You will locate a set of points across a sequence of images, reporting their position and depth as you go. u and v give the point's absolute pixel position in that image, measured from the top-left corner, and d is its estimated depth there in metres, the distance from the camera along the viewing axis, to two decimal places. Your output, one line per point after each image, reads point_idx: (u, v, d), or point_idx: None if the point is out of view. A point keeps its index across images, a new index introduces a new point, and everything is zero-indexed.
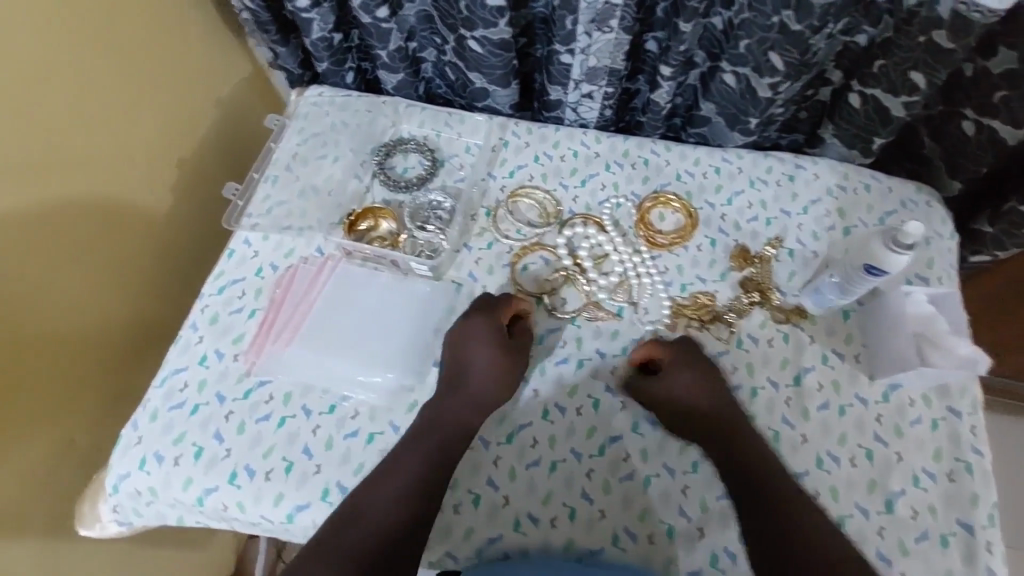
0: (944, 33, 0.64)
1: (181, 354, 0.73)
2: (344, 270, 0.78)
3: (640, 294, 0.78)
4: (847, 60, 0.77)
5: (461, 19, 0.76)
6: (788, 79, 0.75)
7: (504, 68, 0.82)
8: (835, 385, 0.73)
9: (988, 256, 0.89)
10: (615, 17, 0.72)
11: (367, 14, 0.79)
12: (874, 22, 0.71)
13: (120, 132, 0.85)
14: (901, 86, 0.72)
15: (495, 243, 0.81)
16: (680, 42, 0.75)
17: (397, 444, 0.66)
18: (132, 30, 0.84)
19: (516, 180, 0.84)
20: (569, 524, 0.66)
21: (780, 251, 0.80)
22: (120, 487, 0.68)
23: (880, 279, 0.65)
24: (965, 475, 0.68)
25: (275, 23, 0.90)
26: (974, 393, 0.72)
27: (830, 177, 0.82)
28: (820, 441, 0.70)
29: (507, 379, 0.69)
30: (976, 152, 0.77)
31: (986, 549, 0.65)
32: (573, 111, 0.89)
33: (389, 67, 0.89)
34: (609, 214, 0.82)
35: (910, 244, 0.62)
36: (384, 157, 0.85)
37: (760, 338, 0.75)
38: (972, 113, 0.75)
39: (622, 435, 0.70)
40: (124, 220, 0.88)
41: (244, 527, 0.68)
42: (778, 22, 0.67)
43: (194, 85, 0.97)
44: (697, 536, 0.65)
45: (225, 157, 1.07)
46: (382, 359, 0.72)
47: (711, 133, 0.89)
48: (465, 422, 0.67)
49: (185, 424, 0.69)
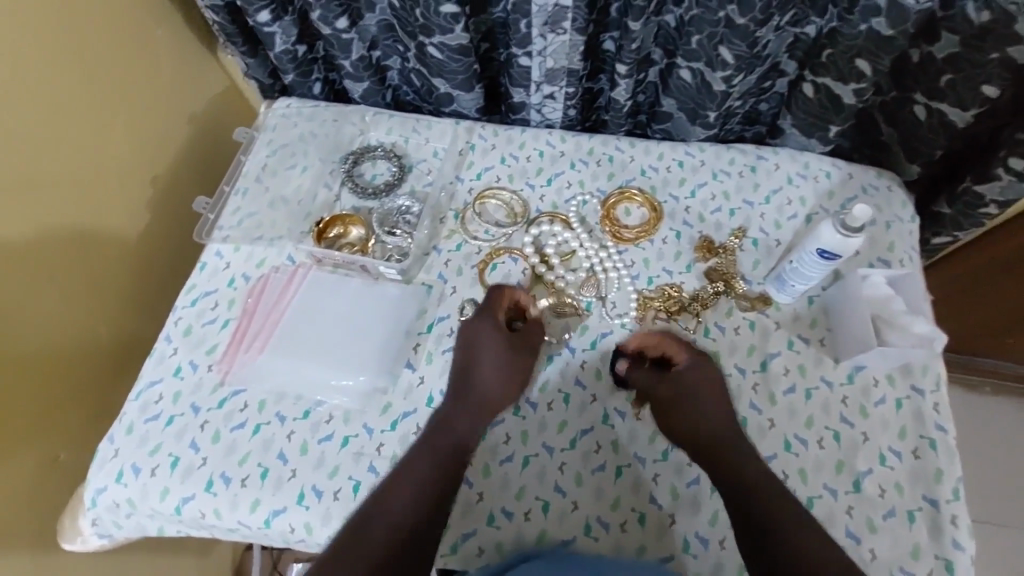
0: (883, 20, 0.67)
1: (156, 366, 0.74)
2: (315, 277, 0.79)
3: (608, 288, 0.79)
4: (800, 52, 0.79)
5: (419, 26, 0.78)
6: (740, 72, 0.76)
7: (465, 73, 0.84)
8: (801, 369, 0.73)
9: (950, 237, 0.91)
10: (567, 19, 0.74)
11: (327, 26, 0.82)
12: (820, 12, 0.73)
13: (94, 150, 0.86)
14: (849, 73, 0.75)
15: (464, 245, 0.82)
16: (633, 40, 0.77)
17: (417, 441, 0.66)
18: (102, 50, 0.85)
19: (483, 182, 0.85)
20: (542, 517, 0.67)
21: (744, 241, 0.81)
22: (98, 500, 0.68)
23: (832, 261, 0.67)
24: (930, 451, 0.68)
25: (243, 33, 0.91)
26: (937, 370, 0.72)
27: (790, 167, 0.83)
28: (787, 425, 0.70)
29: (510, 386, 0.69)
30: (929, 135, 0.79)
31: (952, 524, 0.64)
32: (538, 112, 0.91)
33: (354, 77, 0.92)
34: (576, 211, 0.84)
35: (859, 227, 0.64)
36: (353, 166, 0.87)
37: (727, 327, 0.76)
38: (922, 98, 0.76)
39: (592, 428, 0.71)
40: (101, 237, 0.89)
41: (223, 535, 0.69)
42: (724, 17, 0.69)
43: (167, 103, 0.98)
44: (669, 522, 0.66)
45: (201, 172, 1.09)
46: (353, 363, 0.73)
47: (674, 128, 0.91)
48: (469, 426, 0.66)
49: (161, 436, 0.70)
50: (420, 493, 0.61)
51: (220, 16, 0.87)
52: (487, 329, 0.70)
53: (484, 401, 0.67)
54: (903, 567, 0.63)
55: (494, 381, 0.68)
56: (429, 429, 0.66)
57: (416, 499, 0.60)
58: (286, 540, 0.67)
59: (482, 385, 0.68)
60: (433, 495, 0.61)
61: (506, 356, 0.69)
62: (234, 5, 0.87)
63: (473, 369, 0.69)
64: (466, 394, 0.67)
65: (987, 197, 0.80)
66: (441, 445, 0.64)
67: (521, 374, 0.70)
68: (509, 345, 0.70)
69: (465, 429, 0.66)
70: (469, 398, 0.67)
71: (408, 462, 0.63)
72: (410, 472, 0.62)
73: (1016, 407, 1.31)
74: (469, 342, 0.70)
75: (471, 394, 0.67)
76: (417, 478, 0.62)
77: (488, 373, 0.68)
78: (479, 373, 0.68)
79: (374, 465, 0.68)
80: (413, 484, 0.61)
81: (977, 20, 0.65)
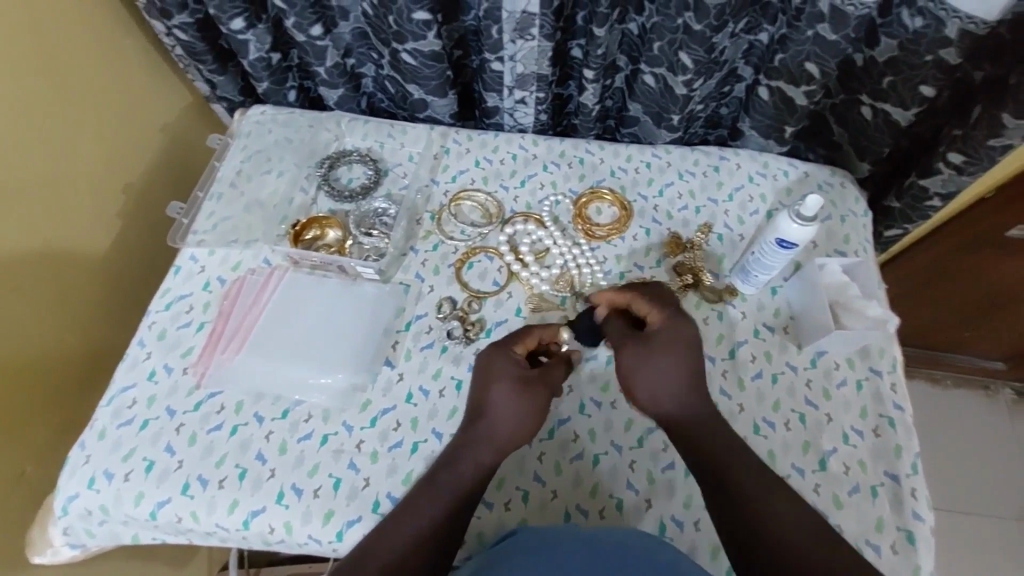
0: (827, 25, 0.72)
1: (129, 371, 0.73)
2: (292, 278, 0.80)
3: (581, 284, 0.82)
4: (755, 57, 0.84)
5: (392, 33, 0.80)
6: (700, 76, 0.80)
7: (439, 79, 0.87)
8: (767, 355, 0.76)
9: (901, 230, 0.97)
10: (534, 26, 0.78)
11: (301, 33, 0.84)
12: (771, 20, 0.79)
13: (64, 157, 0.86)
14: (800, 77, 0.79)
15: (440, 245, 0.83)
16: (597, 46, 0.81)
17: (427, 473, 0.65)
18: (72, 58, 0.85)
19: (458, 184, 0.87)
20: (522, 506, 0.68)
21: (710, 237, 0.84)
22: (70, 508, 0.67)
23: (790, 250, 0.71)
24: (889, 429, 0.71)
25: (212, 52, 0.93)
26: (893, 353, 0.76)
27: (751, 166, 0.87)
28: (755, 410, 0.73)
29: (521, 428, 0.65)
30: (876, 133, 0.85)
31: (912, 496, 0.68)
32: (511, 116, 0.94)
33: (329, 83, 0.94)
34: (549, 210, 0.86)
35: (812, 216, 0.68)
36: (329, 169, 0.88)
37: (696, 318, 0.79)
38: (867, 100, 0.82)
39: (569, 418, 0.72)
40: (70, 245, 0.88)
41: (200, 539, 0.68)
42: (682, 24, 0.74)
43: (138, 111, 0.98)
44: (645, 507, 0.68)
45: (174, 177, 1.08)
46: (332, 362, 0.74)
47: (641, 132, 0.94)
48: (478, 467, 0.63)
49: (134, 440, 0.69)
50: (422, 532, 0.59)
51: (189, 36, 0.88)
52: (502, 360, 0.67)
53: (491, 440, 0.64)
54: (870, 541, 0.66)
55: (505, 417, 0.64)
56: (439, 464, 0.64)
57: (416, 539, 0.59)
58: (265, 542, 0.67)
59: (492, 421, 0.64)
60: (435, 537, 0.59)
61: (521, 391, 0.65)
62: (204, 21, 0.88)
63: (485, 401, 0.66)
64: (475, 430, 0.65)
65: (930, 190, 0.85)
66: (447, 483, 0.62)
67: (536, 410, 0.66)
68: (523, 380, 0.66)
69: (471, 471, 0.63)
70: (479, 433, 0.64)
71: (414, 497, 0.62)
72: (416, 508, 0.61)
73: (972, 395, 1.38)
74: (488, 370, 0.68)
75: (478, 430, 0.64)
76: (422, 516, 0.60)
77: (499, 408, 0.65)
78: (490, 407, 0.65)
79: (354, 461, 0.68)
80: (416, 520, 0.60)
81: (912, 26, 0.71)
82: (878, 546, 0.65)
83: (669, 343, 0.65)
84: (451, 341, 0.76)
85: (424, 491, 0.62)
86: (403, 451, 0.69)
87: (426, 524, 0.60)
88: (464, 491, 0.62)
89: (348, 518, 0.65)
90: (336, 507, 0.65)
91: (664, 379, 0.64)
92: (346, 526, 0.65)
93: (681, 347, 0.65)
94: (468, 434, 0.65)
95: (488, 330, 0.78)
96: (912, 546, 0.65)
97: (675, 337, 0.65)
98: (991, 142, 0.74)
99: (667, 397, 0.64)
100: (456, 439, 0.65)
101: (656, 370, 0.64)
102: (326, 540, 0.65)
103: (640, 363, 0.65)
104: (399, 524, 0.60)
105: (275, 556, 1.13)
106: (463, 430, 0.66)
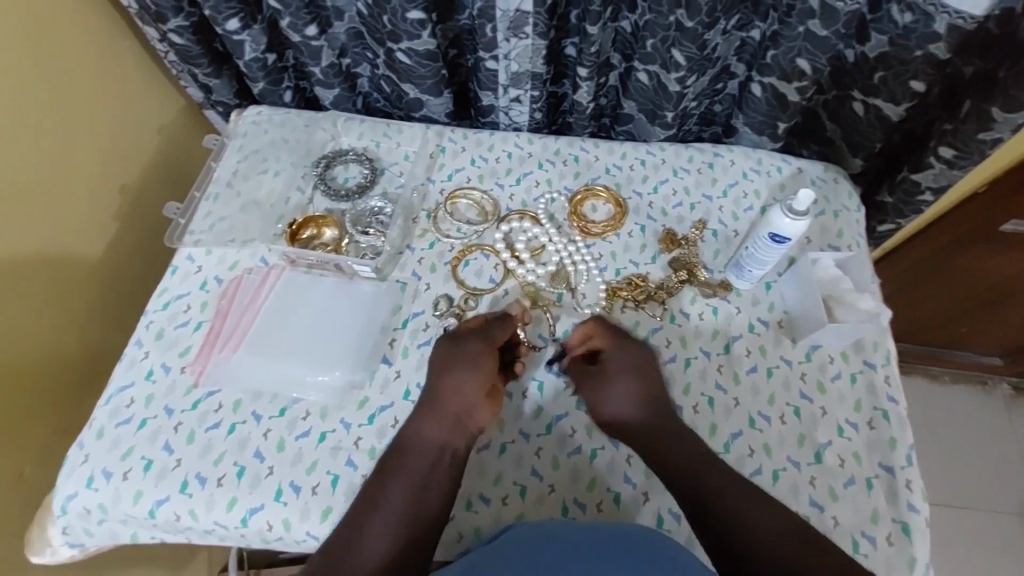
0: (817, 21, 0.73)
1: (127, 370, 0.74)
2: (289, 277, 0.80)
3: (577, 280, 0.83)
4: (747, 54, 0.85)
5: (387, 32, 0.81)
6: (692, 73, 0.81)
7: (434, 78, 0.87)
8: (761, 350, 0.77)
9: (894, 225, 0.97)
10: (528, 24, 0.78)
11: (297, 33, 0.84)
12: (763, 17, 0.79)
13: (62, 160, 0.86)
14: (792, 73, 0.80)
15: (437, 243, 0.84)
16: (591, 44, 0.81)
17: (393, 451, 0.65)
18: (69, 61, 0.86)
19: (454, 183, 0.88)
20: (519, 501, 0.68)
21: (705, 233, 0.85)
22: (69, 507, 0.67)
23: (784, 245, 0.71)
24: (883, 421, 0.72)
25: (207, 55, 0.93)
26: (887, 346, 0.76)
27: (745, 163, 0.88)
28: (751, 403, 0.73)
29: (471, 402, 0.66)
30: (868, 129, 0.85)
31: (907, 487, 0.68)
32: (506, 115, 0.94)
33: (324, 83, 0.94)
34: (544, 208, 0.87)
35: (804, 211, 0.68)
36: (325, 169, 0.88)
37: (692, 313, 0.79)
38: (859, 96, 0.83)
39: (566, 413, 0.73)
40: (67, 247, 0.88)
41: (198, 537, 0.68)
42: (674, 21, 0.74)
43: (135, 113, 0.99)
44: (643, 500, 0.68)
45: (170, 178, 1.08)
46: (329, 360, 0.74)
47: (635, 130, 0.95)
48: (438, 449, 0.63)
49: (133, 439, 0.69)
50: (399, 523, 0.59)
51: (185, 39, 0.88)
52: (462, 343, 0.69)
53: (449, 422, 0.65)
54: (865, 532, 0.66)
55: (461, 400, 0.66)
56: (396, 452, 0.64)
57: (395, 533, 0.58)
58: (264, 539, 0.67)
59: (447, 407, 0.65)
60: (414, 526, 0.59)
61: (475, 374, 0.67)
62: (199, 24, 0.89)
63: (440, 388, 0.66)
64: (433, 416, 0.65)
65: (923, 184, 0.86)
66: (413, 461, 0.63)
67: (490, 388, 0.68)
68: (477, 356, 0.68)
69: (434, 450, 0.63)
70: (437, 420, 0.65)
71: (380, 487, 0.61)
72: (384, 499, 0.60)
73: (969, 390, 1.39)
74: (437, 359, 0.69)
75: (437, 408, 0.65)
76: (393, 506, 0.60)
77: (456, 394, 0.66)
78: (446, 394, 0.66)
79: (351, 458, 0.68)
80: (388, 513, 0.59)
81: (901, 21, 0.72)
82: (873, 537, 0.66)
83: (616, 371, 0.70)
84: None
85: (394, 472, 0.62)
86: None
87: (401, 516, 0.59)
88: (430, 473, 0.62)
89: (347, 514, 0.65)
90: (335, 504, 0.66)
91: (620, 403, 0.68)
92: None
93: (631, 373, 0.69)
94: (423, 420, 0.65)
95: None
96: (907, 537, 0.66)
97: (626, 364, 0.70)
98: (982, 135, 0.75)
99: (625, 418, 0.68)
100: (410, 426, 0.65)
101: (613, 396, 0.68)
102: (325, 537, 0.65)
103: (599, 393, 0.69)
104: (372, 520, 0.59)
105: (276, 557, 1.12)
106: (417, 416, 0.66)
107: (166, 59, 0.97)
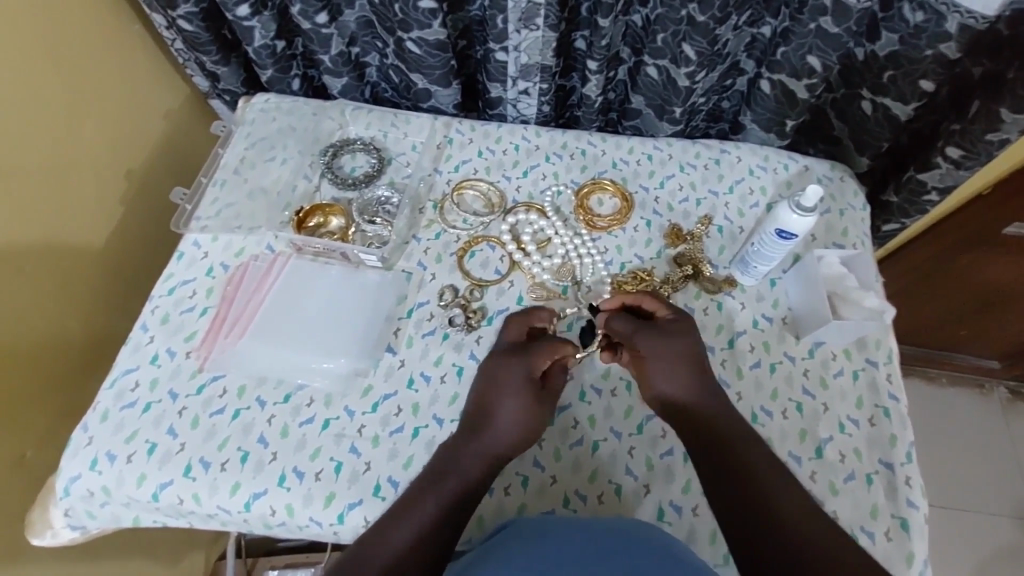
0: (829, 18, 0.73)
1: (132, 354, 0.74)
2: (295, 265, 0.80)
3: (583, 273, 0.83)
4: (757, 50, 0.85)
5: (397, 21, 0.81)
6: (702, 69, 0.81)
7: (443, 68, 0.87)
8: (765, 345, 0.77)
9: (898, 224, 0.98)
10: (539, 16, 0.78)
11: (307, 20, 0.84)
12: (774, 13, 0.79)
13: (71, 144, 0.86)
14: (802, 69, 0.80)
15: (443, 234, 0.84)
16: (601, 37, 0.81)
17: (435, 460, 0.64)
18: (80, 45, 0.86)
19: (461, 173, 0.88)
20: (522, 491, 0.69)
21: (711, 229, 0.85)
22: (72, 489, 0.67)
23: (791, 242, 0.71)
24: (884, 419, 0.72)
25: (216, 42, 0.92)
26: (889, 344, 0.77)
27: (751, 160, 0.88)
28: (753, 398, 0.74)
29: (520, 423, 0.65)
30: (875, 128, 0.86)
31: (906, 484, 0.69)
32: (514, 107, 0.95)
33: (332, 72, 0.94)
34: (551, 201, 0.87)
35: (812, 207, 0.69)
36: (332, 158, 0.89)
37: (696, 308, 0.79)
38: (868, 95, 0.83)
39: (570, 405, 0.73)
40: (71, 229, 0.88)
41: (201, 521, 0.68)
42: (686, 15, 0.74)
43: (144, 99, 0.99)
44: (644, 492, 0.68)
45: (177, 165, 1.08)
46: (334, 348, 0.74)
47: (643, 124, 0.95)
48: (475, 475, 0.62)
49: (137, 423, 0.69)
50: (425, 531, 0.57)
51: (194, 26, 0.88)
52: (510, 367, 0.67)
53: (494, 448, 0.63)
54: (864, 527, 0.67)
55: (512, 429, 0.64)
56: (437, 466, 0.63)
57: (418, 535, 0.57)
58: (266, 524, 0.67)
59: (497, 421, 0.64)
60: (437, 529, 0.58)
61: (529, 402, 0.66)
62: (209, 11, 0.88)
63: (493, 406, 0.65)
64: (481, 431, 0.64)
65: (928, 184, 0.87)
66: (451, 470, 0.62)
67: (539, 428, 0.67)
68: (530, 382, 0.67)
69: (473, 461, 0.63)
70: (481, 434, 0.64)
71: (414, 494, 0.61)
72: (415, 502, 0.60)
73: (967, 394, 1.39)
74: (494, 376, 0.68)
75: (484, 426, 0.64)
76: (422, 516, 0.59)
77: (505, 409, 0.65)
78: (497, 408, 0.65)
79: (355, 445, 0.69)
80: (416, 516, 0.58)
81: (912, 20, 0.72)
82: (871, 533, 0.67)
83: (680, 331, 0.68)
84: (452, 328, 0.76)
85: (431, 478, 0.62)
86: (404, 436, 0.70)
87: (427, 518, 0.58)
88: (467, 481, 0.62)
89: (349, 500, 0.66)
90: (338, 490, 0.66)
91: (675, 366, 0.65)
92: (347, 508, 0.65)
93: (694, 336, 0.68)
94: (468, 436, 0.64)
95: (489, 318, 0.78)
96: (905, 533, 0.66)
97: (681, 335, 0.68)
98: (989, 136, 0.75)
99: (682, 390, 0.64)
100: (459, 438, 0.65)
101: (671, 359, 0.66)
102: (328, 522, 0.66)
103: (655, 350, 0.66)
104: (400, 521, 0.58)
105: (276, 545, 1.12)
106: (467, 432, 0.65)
107: (173, 47, 0.97)
